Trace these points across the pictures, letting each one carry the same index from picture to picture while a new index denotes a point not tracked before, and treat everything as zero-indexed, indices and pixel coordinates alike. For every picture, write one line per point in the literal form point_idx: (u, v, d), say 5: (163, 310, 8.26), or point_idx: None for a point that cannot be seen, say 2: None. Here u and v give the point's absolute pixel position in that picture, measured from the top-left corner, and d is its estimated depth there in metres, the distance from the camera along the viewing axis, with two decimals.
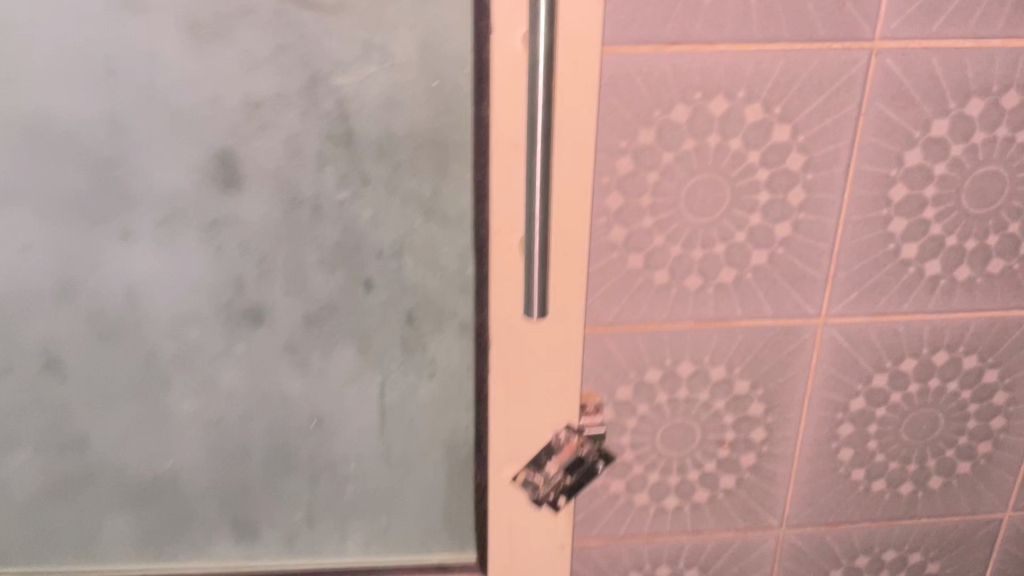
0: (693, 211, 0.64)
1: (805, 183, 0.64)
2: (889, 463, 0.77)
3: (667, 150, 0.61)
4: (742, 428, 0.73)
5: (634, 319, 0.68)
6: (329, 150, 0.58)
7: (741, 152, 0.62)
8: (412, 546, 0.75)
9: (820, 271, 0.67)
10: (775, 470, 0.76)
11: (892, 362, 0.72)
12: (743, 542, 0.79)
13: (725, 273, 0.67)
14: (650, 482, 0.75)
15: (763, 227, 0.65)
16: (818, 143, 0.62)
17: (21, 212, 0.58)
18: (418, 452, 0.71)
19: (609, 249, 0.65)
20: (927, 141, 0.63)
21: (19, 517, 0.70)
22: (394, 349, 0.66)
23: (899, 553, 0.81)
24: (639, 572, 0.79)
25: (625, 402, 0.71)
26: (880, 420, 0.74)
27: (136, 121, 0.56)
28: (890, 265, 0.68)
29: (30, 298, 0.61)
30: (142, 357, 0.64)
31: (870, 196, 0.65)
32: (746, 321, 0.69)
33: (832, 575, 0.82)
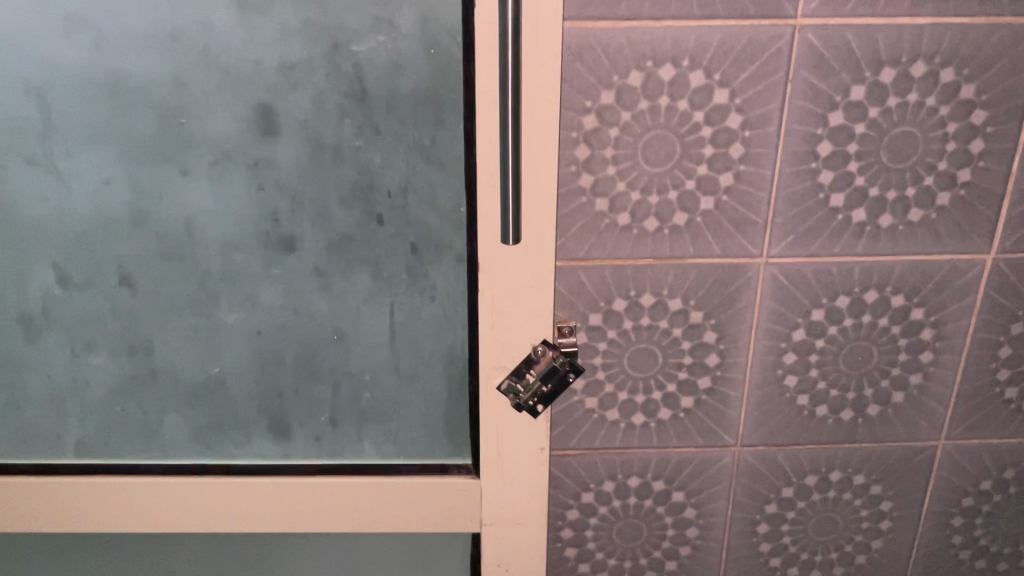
0: (649, 161, 0.77)
1: (743, 139, 0.76)
2: (831, 391, 0.88)
3: (624, 109, 0.75)
4: (698, 354, 0.86)
5: (602, 255, 0.80)
6: (347, 105, 0.73)
7: (688, 111, 0.75)
8: (418, 449, 0.89)
9: (761, 216, 0.80)
10: (728, 392, 0.88)
11: (828, 298, 0.83)
12: (703, 457, 0.91)
13: (678, 216, 0.79)
14: (620, 400, 0.87)
15: (709, 177, 0.78)
16: (753, 105, 0.75)
17: (105, 152, 0.74)
18: (422, 365, 0.85)
19: (579, 194, 0.78)
20: (847, 104, 0.75)
21: (93, 413, 0.85)
22: (401, 275, 0.80)
23: (844, 475, 0.93)
24: (613, 482, 0.91)
25: (596, 327, 0.83)
26: (820, 351, 0.86)
27: (196, 79, 0.71)
28: (821, 212, 0.80)
29: (110, 223, 0.77)
30: (197, 277, 0.79)
31: (800, 151, 0.77)
32: (698, 258, 0.81)
33: (784, 492, 0.94)
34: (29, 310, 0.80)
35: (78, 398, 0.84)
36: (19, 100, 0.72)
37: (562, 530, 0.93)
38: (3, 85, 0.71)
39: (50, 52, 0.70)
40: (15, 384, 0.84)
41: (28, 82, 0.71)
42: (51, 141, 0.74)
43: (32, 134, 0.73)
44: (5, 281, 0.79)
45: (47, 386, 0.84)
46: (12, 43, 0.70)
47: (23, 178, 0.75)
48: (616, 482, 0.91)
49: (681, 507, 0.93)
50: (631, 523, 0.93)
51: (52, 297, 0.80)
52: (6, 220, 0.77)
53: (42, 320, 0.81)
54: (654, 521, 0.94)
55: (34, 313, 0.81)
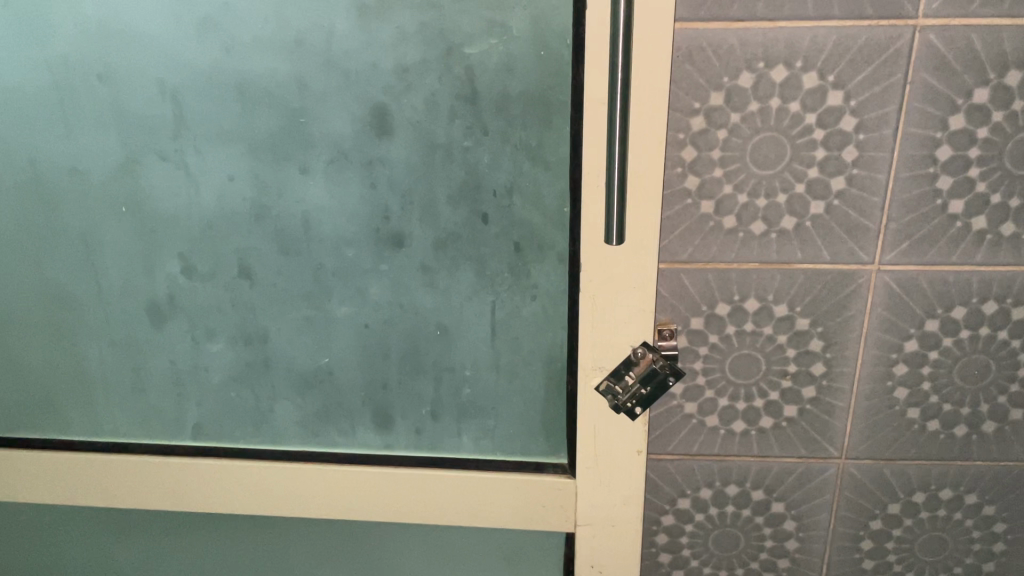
0: (757, 164, 0.76)
1: (857, 143, 0.75)
2: (943, 405, 0.85)
3: (734, 111, 0.74)
4: (803, 362, 0.84)
5: (706, 258, 0.80)
6: (459, 107, 0.75)
7: (800, 113, 0.74)
8: (516, 446, 0.90)
9: (873, 222, 0.77)
10: (833, 402, 0.86)
11: (943, 308, 0.80)
12: (806, 468, 0.89)
13: (786, 220, 0.78)
14: (721, 406, 0.86)
15: (820, 181, 0.76)
16: (869, 107, 0.73)
17: (230, 149, 0.78)
18: (522, 363, 0.86)
19: (684, 196, 0.77)
20: (970, 107, 0.72)
21: (210, 398, 0.89)
22: (504, 273, 0.82)
23: (956, 493, 0.89)
24: (710, 489, 0.90)
25: (698, 331, 0.83)
26: (933, 363, 0.83)
27: (317, 80, 0.75)
28: (938, 218, 0.77)
29: (232, 217, 0.81)
30: (310, 271, 0.83)
31: (917, 155, 0.75)
32: (806, 264, 0.79)
33: (890, 508, 0.90)
34: (155, 298, 0.85)
35: (197, 383, 0.89)
36: (154, 99, 0.77)
37: (657, 534, 0.93)
38: (140, 86, 0.76)
39: (183, 54, 0.74)
40: (141, 368, 0.89)
41: (163, 83, 0.76)
42: (181, 139, 0.78)
43: (164, 132, 0.78)
44: (135, 270, 0.84)
45: (169, 370, 0.88)
46: (149, 46, 0.74)
47: (154, 173, 0.80)
48: (714, 489, 0.90)
49: (780, 519, 0.92)
50: (728, 532, 0.92)
51: (177, 286, 0.84)
52: (138, 212, 0.82)
53: (167, 308, 0.86)
54: (752, 531, 0.92)
55: (160, 302, 0.85)
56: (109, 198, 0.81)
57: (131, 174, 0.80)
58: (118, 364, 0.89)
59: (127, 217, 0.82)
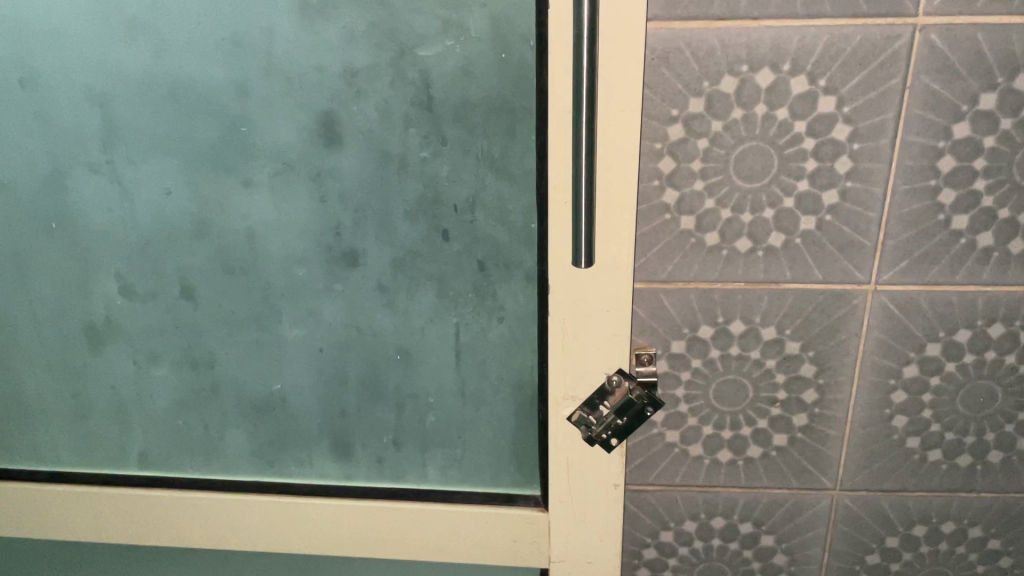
0: (742, 176, 0.69)
1: (851, 153, 0.68)
2: (946, 434, 0.78)
3: (715, 119, 0.67)
4: (794, 388, 0.77)
5: (687, 277, 0.73)
6: (413, 115, 0.68)
7: (788, 121, 0.67)
8: (485, 476, 0.84)
9: (869, 238, 0.71)
10: (826, 431, 0.79)
11: (945, 332, 0.74)
12: (797, 500, 0.83)
13: (774, 237, 0.71)
14: (705, 435, 0.80)
15: (810, 194, 0.69)
16: (864, 114, 0.66)
17: (167, 161, 0.72)
18: (489, 389, 0.80)
19: (662, 211, 0.71)
20: (975, 114, 0.66)
21: (156, 425, 0.83)
22: (468, 293, 0.75)
23: (959, 527, 0.83)
24: (695, 521, 0.84)
25: (679, 355, 0.77)
26: (934, 389, 0.76)
27: (257, 85, 0.68)
28: (940, 235, 0.70)
29: (172, 234, 0.75)
30: (258, 291, 0.76)
31: (918, 167, 0.68)
32: (796, 283, 0.73)
33: (887, 542, 0.84)
34: (94, 320, 0.79)
35: (141, 410, 0.83)
36: (82, 107, 0.70)
37: (638, 569, 0.87)
38: (67, 92, 0.70)
39: (111, 57, 0.68)
40: (82, 394, 0.83)
41: (91, 89, 0.69)
42: (113, 150, 0.72)
43: (95, 142, 0.71)
44: (70, 290, 0.78)
45: (111, 397, 0.82)
46: (73, 50, 0.68)
47: (86, 187, 0.73)
48: (698, 521, 0.84)
49: (770, 553, 0.85)
50: (713, 566, 0.86)
51: (115, 308, 0.78)
52: (70, 228, 0.76)
53: (106, 331, 0.80)
54: (739, 565, 0.86)
55: (98, 324, 0.79)
56: (39, 213, 0.75)
57: (61, 188, 0.74)
58: (58, 390, 0.83)
59: (59, 234, 0.76)
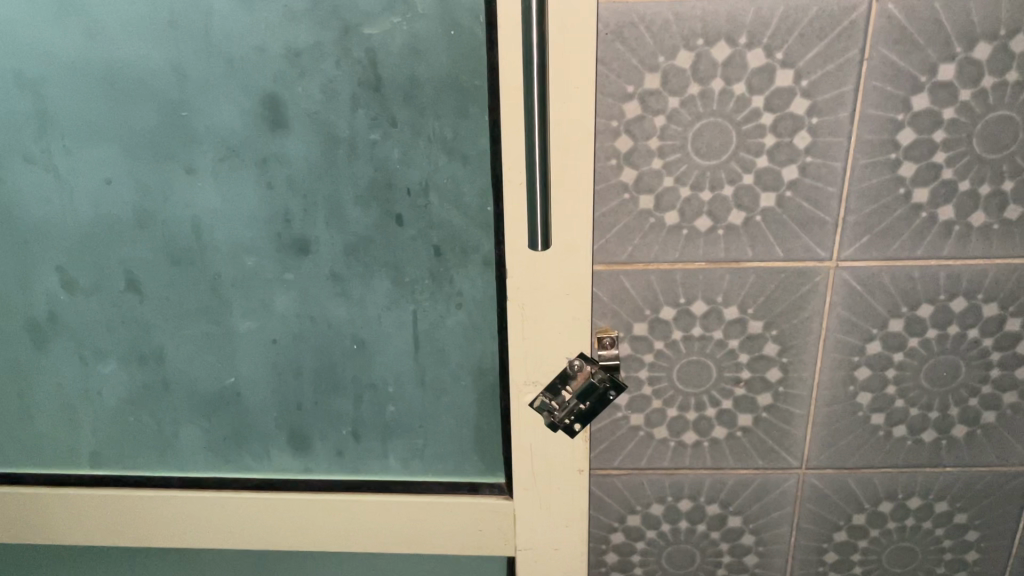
0: (700, 153, 0.68)
1: (810, 128, 0.67)
2: (910, 410, 0.78)
3: (672, 95, 0.66)
4: (758, 368, 0.77)
5: (647, 258, 0.72)
6: (361, 96, 0.66)
7: (746, 96, 0.66)
8: (449, 466, 0.82)
9: (830, 214, 0.70)
10: (791, 410, 0.78)
11: (908, 307, 0.73)
12: (763, 481, 0.82)
13: (734, 215, 0.70)
14: (669, 417, 0.79)
15: (770, 170, 0.68)
16: (822, 87, 0.65)
17: (105, 148, 0.69)
18: (450, 377, 0.78)
19: (621, 190, 0.69)
20: (934, 85, 0.65)
21: (105, 423, 0.81)
22: (425, 280, 0.73)
23: (925, 502, 0.83)
24: (662, 504, 0.83)
25: (641, 337, 0.75)
26: (898, 365, 0.76)
27: (196, 67, 0.65)
28: (901, 209, 0.69)
29: (114, 224, 0.72)
30: (206, 282, 0.74)
31: (877, 140, 0.67)
32: (757, 262, 0.72)
33: (854, 519, 0.84)
34: (36, 316, 0.76)
35: (90, 408, 0.80)
36: (12, 93, 0.67)
37: (606, 554, 0.86)
38: None
39: (40, 40, 0.65)
40: (26, 393, 0.80)
41: (21, 73, 0.66)
42: (48, 137, 0.69)
43: (28, 130, 0.68)
44: (10, 285, 0.75)
45: (58, 394, 0.80)
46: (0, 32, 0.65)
47: (21, 177, 0.70)
48: (666, 504, 0.83)
49: (737, 534, 0.85)
50: (682, 548, 0.85)
51: (58, 303, 0.75)
52: (6, 221, 0.72)
53: (50, 327, 0.77)
54: (708, 547, 0.85)
55: (40, 320, 0.76)
56: None
57: None
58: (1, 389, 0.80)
59: None
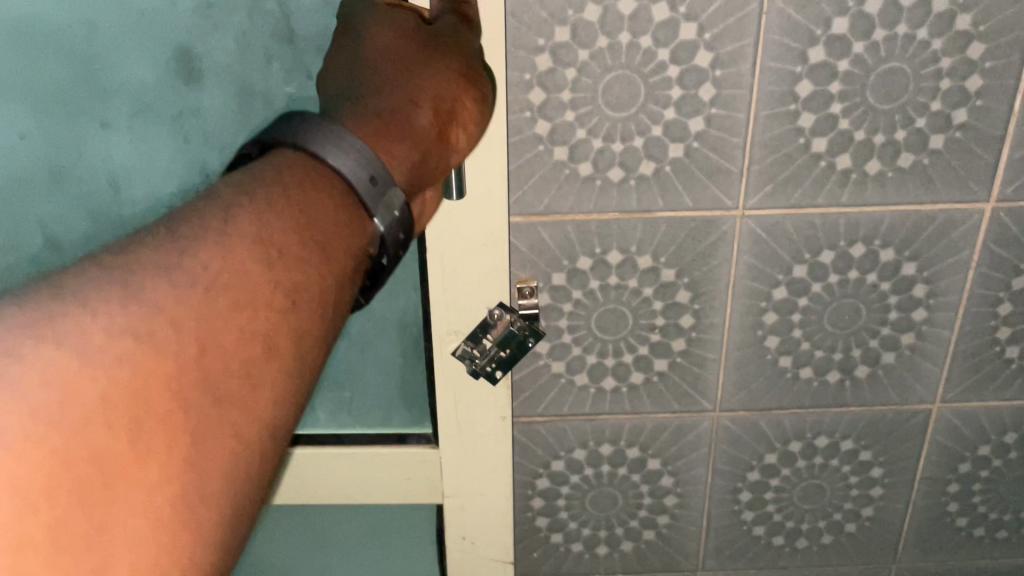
0: (610, 106, 0.70)
1: (714, 80, 0.69)
2: (816, 352, 0.82)
3: (582, 48, 0.68)
4: (671, 314, 0.80)
5: (564, 209, 0.74)
6: (274, 48, 0.67)
7: (652, 49, 0.68)
8: (376, 418, 0.85)
9: (735, 164, 0.73)
10: (704, 354, 0.82)
11: (810, 253, 0.77)
12: (679, 424, 0.86)
13: (644, 165, 0.73)
14: (589, 364, 0.82)
15: (677, 122, 0.71)
16: (724, 41, 0.68)
17: (14, 105, 0.68)
18: (375, 329, 0.80)
19: (535, 142, 0.72)
20: (829, 38, 0.68)
21: None
22: None
23: (832, 440, 0.87)
24: (584, 449, 0.87)
25: (560, 287, 0.78)
26: (803, 310, 0.80)
27: (107, 20, 0.65)
28: (801, 158, 0.73)
29: (28, 182, 0.72)
30: (125, 236, 0.76)
31: (778, 92, 0.70)
32: (668, 211, 0.75)
33: (767, 459, 0.88)
34: None
35: None
36: None
37: (532, 499, 0.89)
38: None
39: None
40: None
41: None
42: None
43: None
44: None
45: None
46: None
47: None
48: (588, 449, 0.87)
49: (657, 476, 0.88)
50: (605, 491, 0.89)
51: None
52: None
53: None
54: (629, 489, 0.89)
55: None
56: None
57: None
58: None
59: None
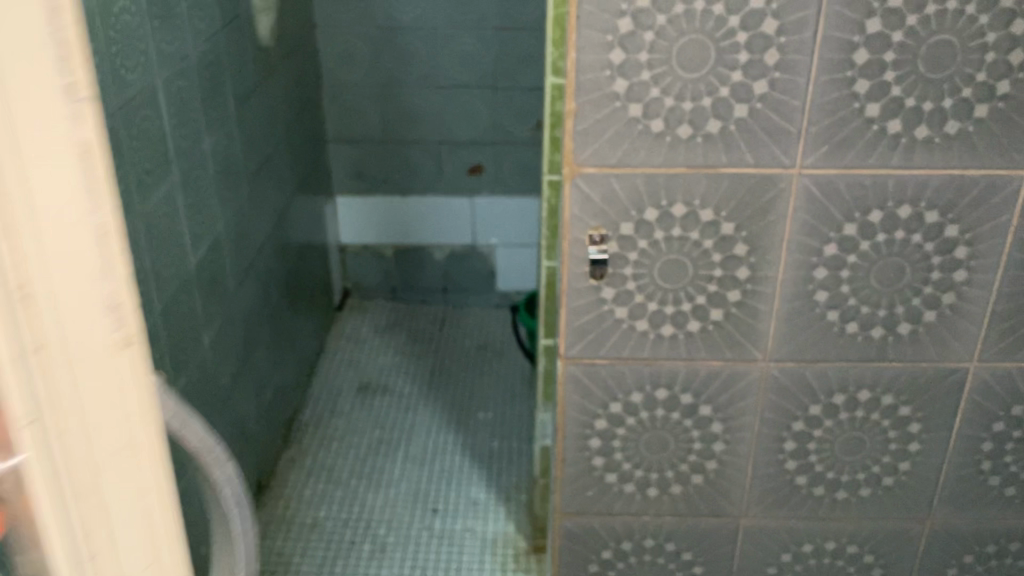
0: (683, 67, 0.78)
1: (779, 46, 0.77)
2: (862, 307, 0.89)
3: (660, 14, 0.76)
4: (729, 267, 0.87)
5: (635, 163, 0.82)
6: None
7: (724, 16, 0.76)
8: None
9: (794, 125, 0.80)
10: (757, 306, 0.89)
11: (860, 213, 0.84)
12: (731, 372, 0.92)
13: (712, 124, 0.80)
14: (650, 310, 0.89)
15: (743, 85, 0.78)
16: (789, 11, 0.75)
17: None
18: None
19: (613, 99, 0.80)
20: (885, 11, 0.75)
21: None
22: None
23: (874, 394, 0.93)
24: (641, 393, 0.94)
25: (628, 237, 0.86)
26: (851, 267, 0.86)
27: None
28: (856, 122, 0.80)
29: None
30: None
31: (837, 59, 0.77)
32: (731, 167, 0.82)
33: (812, 410, 0.94)
34: None
35: None
36: None
37: (590, 439, 0.96)
38: None
39: None
40: None
41: None
42: None
43: None
44: None
45: None
46: None
47: None
48: (645, 393, 0.94)
49: (708, 421, 0.95)
50: (657, 435, 0.96)
51: None
52: None
53: None
54: (681, 434, 0.96)
55: None
56: None
57: None
58: None
59: None
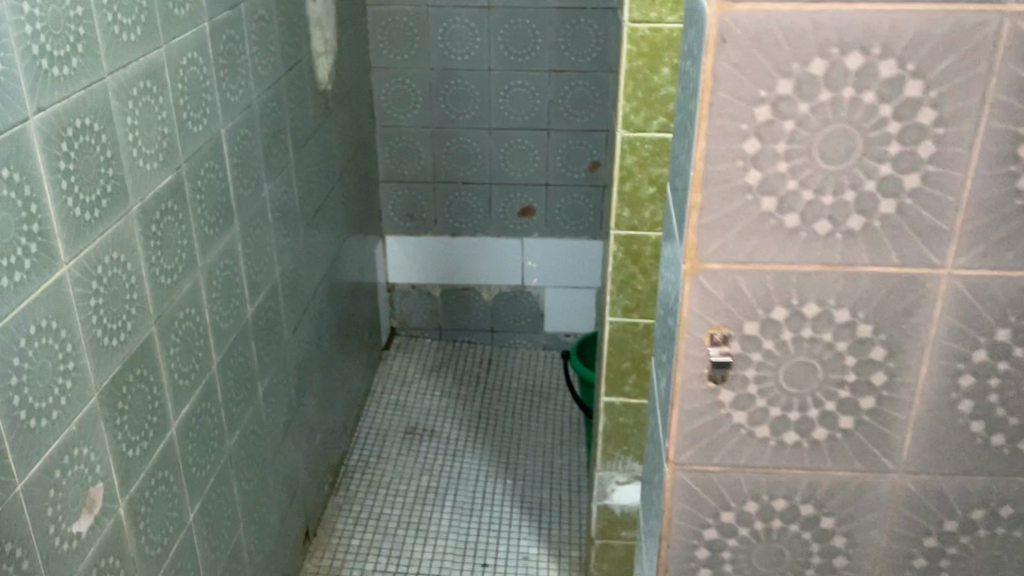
0: (826, 159, 0.72)
1: (934, 137, 0.70)
2: (1010, 417, 0.81)
3: (804, 101, 0.70)
4: (863, 371, 0.80)
5: (764, 259, 0.75)
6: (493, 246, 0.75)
7: (875, 105, 0.70)
8: None
9: (946, 222, 0.73)
10: (893, 414, 0.81)
11: (1016, 317, 0.76)
12: (860, 483, 0.85)
13: (854, 220, 0.73)
14: (772, 416, 0.82)
15: (892, 178, 0.72)
16: (949, 100, 0.69)
17: None
18: None
19: (746, 191, 0.73)
20: None
21: None
22: None
23: (1017, 511, 0.85)
24: (756, 502, 0.87)
25: (752, 337, 0.78)
26: (1002, 374, 0.79)
27: None
28: (1016, 221, 0.73)
29: None
30: None
31: (999, 151, 0.70)
32: (872, 266, 0.75)
33: (946, 525, 0.87)
34: None
35: None
36: None
37: (697, 550, 0.90)
38: None
39: None
40: None
41: None
42: None
43: None
44: None
45: None
46: None
47: None
48: (761, 503, 0.87)
49: (830, 534, 0.88)
50: (773, 548, 0.89)
51: None
52: None
53: None
54: (799, 546, 0.89)
55: None
56: None
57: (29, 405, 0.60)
58: None
59: None
